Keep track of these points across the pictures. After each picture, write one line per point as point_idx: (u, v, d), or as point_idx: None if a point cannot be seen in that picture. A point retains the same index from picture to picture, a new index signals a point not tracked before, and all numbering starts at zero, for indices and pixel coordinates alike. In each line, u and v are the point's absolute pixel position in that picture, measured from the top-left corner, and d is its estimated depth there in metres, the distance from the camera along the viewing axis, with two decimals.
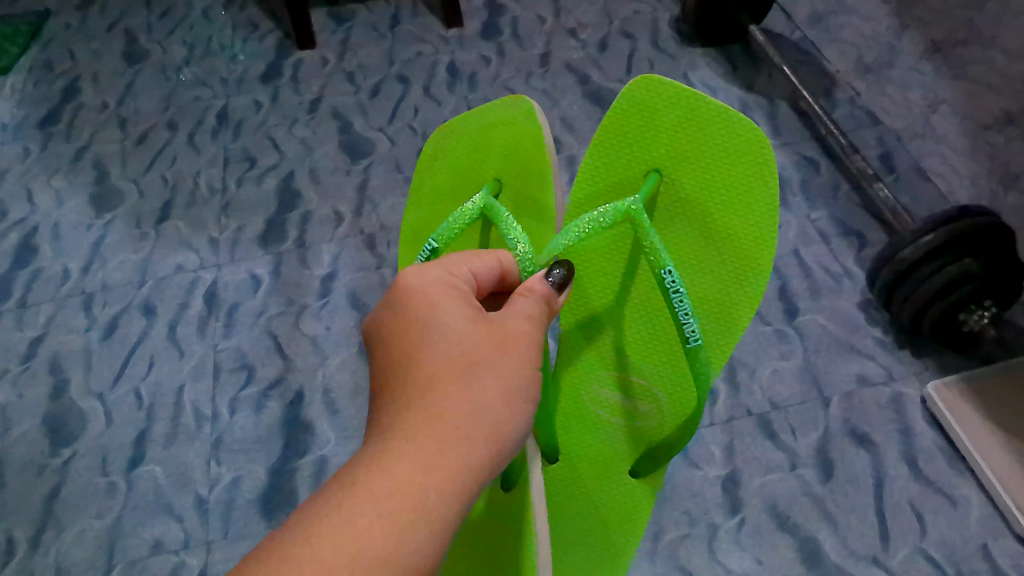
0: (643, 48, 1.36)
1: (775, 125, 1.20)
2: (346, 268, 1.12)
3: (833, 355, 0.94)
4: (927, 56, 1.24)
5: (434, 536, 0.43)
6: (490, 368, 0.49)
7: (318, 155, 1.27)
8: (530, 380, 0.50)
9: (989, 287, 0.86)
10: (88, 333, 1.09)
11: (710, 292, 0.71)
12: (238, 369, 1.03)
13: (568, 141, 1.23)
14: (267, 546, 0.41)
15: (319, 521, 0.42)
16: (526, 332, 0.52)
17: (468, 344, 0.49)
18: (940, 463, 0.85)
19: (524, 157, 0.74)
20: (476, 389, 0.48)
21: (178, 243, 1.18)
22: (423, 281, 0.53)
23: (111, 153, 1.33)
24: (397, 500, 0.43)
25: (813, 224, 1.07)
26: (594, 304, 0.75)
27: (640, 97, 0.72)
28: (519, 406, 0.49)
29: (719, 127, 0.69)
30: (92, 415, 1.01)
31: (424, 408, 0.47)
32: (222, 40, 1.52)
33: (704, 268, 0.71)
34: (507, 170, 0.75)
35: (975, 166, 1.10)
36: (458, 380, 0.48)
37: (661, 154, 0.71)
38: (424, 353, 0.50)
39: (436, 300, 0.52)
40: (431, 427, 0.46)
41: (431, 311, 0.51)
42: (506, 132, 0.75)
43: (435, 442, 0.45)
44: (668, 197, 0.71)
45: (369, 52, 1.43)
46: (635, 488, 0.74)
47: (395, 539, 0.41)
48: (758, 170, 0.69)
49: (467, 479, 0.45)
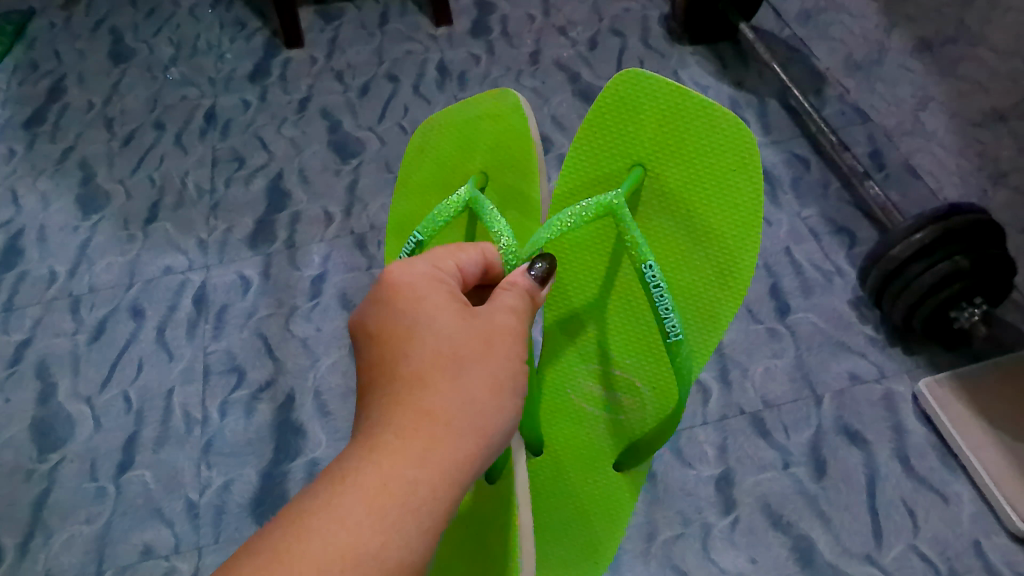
0: (634, 46, 1.36)
1: (765, 123, 1.21)
2: (337, 269, 1.11)
3: (825, 352, 0.94)
4: (916, 54, 1.24)
5: (424, 531, 0.42)
6: (477, 362, 0.48)
7: (308, 155, 1.26)
8: (518, 374, 0.50)
9: (980, 284, 0.87)
10: (75, 336, 1.08)
11: (692, 284, 0.71)
12: (227, 372, 1.02)
13: (558, 140, 1.23)
14: (253, 547, 0.40)
15: (308, 516, 0.41)
16: (512, 326, 0.51)
17: (456, 340, 0.49)
18: (932, 460, 0.85)
19: (507, 149, 0.74)
20: (464, 385, 0.47)
21: (166, 245, 1.17)
22: (409, 276, 0.52)
23: (98, 154, 1.32)
24: (386, 495, 0.42)
25: (804, 222, 1.07)
26: (576, 300, 0.75)
27: (625, 91, 0.71)
28: (507, 399, 0.49)
29: (703, 121, 0.69)
30: (80, 419, 0.99)
31: (411, 402, 0.47)
32: (209, 39, 1.51)
33: (686, 261, 0.71)
34: (493, 163, 0.75)
35: (963, 163, 1.10)
36: (446, 375, 0.47)
37: (644, 147, 0.71)
38: (413, 347, 0.49)
39: (422, 295, 0.51)
40: (421, 421, 0.46)
41: (417, 305, 0.51)
42: (491, 125, 0.75)
43: (425, 437, 0.45)
44: (651, 190, 0.71)
45: (358, 51, 1.43)
46: (618, 482, 0.74)
47: (384, 534, 0.41)
48: (742, 164, 0.69)
49: (457, 474, 0.45)
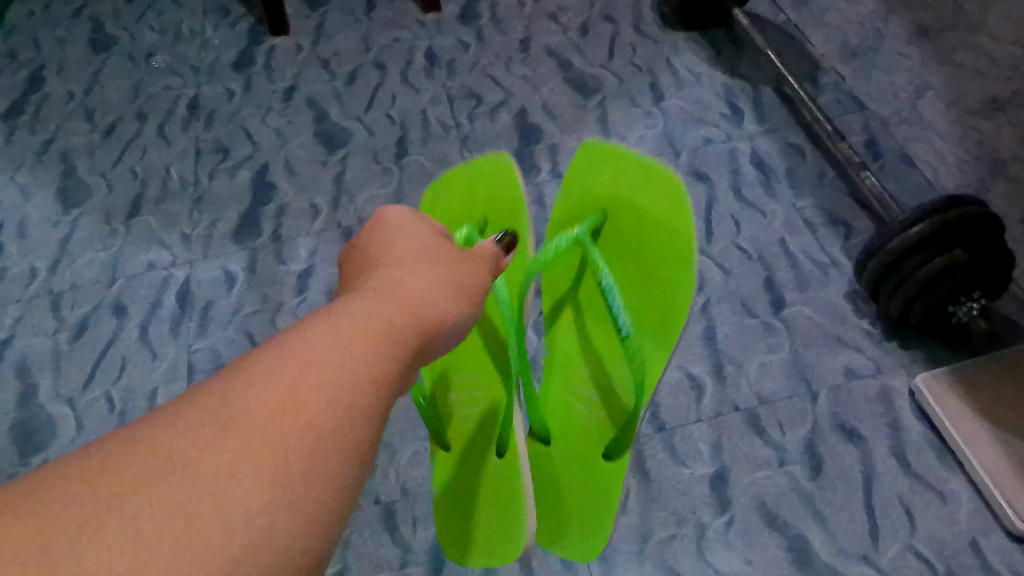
0: (626, 32, 1.33)
1: (759, 112, 1.19)
2: (324, 264, 1.09)
3: (821, 347, 0.93)
4: (913, 40, 1.22)
5: (387, 361, 0.43)
6: (430, 267, 0.51)
7: (294, 146, 1.24)
8: (481, 287, 0.53)
9: (978, 278, 0.85)
10: (57, 335, 1.05)
11: (651, 300, 0.75)
12: (213, 371, 1.00)
13: (549, 129, 1.21)
14: (232, 369, 0.41)
15: (286, 340, 0.43)
16: (480, 258, 0.55)
17: (429, 249, 0.52)
18: (929, 457, 0.84)
19: (499, 178, 0.78)
20: (434, 276, 0.50)
21: (150, 240, 1.15)
22: (393, 208, 0.57)
23: (79, 146, 1.29)
24: (358, 330, 0.43)
25: (799, 213, 1.06)
26: (564, 329, 0.82)
27: (586, 156, 0.78)
28: (470, 300, 0.51)
29: (642, 175, 0.75)
30: (62, 421, 0.97)
31: (366, 288, 0.48)
32: (192, 26, 1.47)
33: (647, 281, 0.75)
34: (492, 211, 0.77)
35: (962, 152, 1.08)
36: (419, 265, 0.50)
37: (601, 198, 0.77)
38: (389, 250, 0.52)
39: (402, 222, 0.55)
40: (391, 291, 0.47)
41: (396, 230, 0.54)
42: (489, 181, 0.79)
43: (396, 301, 0.47)
44: (612, 232, 0.77)
45: (344, 38, 1.39)
46: (609, 468, 0.74)
47: (354, 355, 0.42)
48: (678, 205, 0.74)
49: (420, 332, 0.46)
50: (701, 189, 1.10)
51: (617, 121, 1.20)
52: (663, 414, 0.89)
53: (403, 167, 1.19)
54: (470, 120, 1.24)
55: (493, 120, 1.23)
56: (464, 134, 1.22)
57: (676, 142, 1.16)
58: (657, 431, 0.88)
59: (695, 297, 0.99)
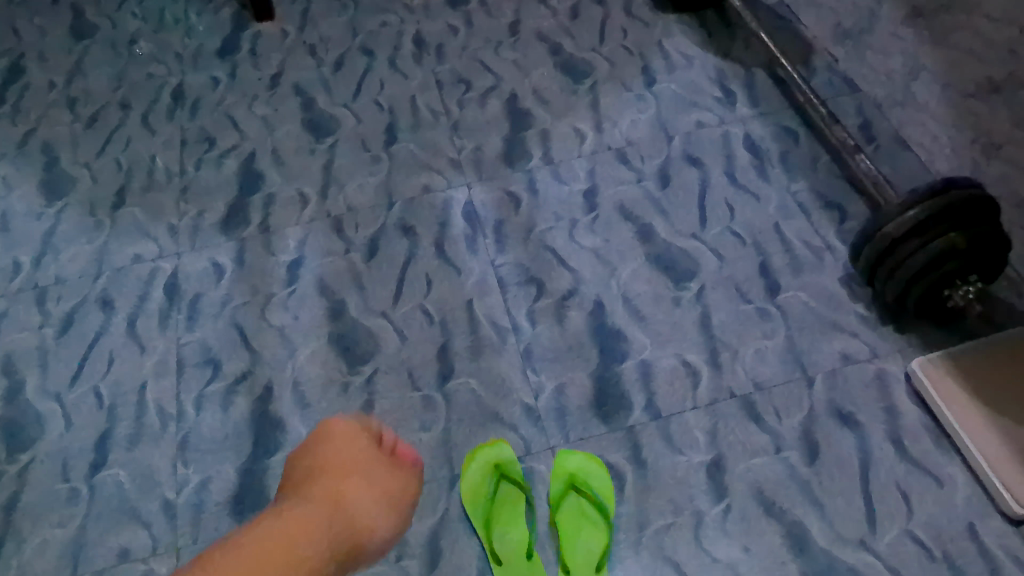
0: (617, 16, 1.31)
1: (752, 95, 1.17)
2: (313, 254, 1.07)
3: (816, 332, 0.93)
4: (907, 21, 1.21)
5: None
6: (363, 484, 0.70)
7: (281, 135, 1.21)
8: (399, 500, 0.72)
9: (975, 262, 0.85)
10: (43, 330, 1.04)
11: (597, 486, 0.83)
12: (202, 365, 0.98)
13: (541, 115, 1.19)
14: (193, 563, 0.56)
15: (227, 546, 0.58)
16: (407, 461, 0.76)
17: (359, 460, 0.73)
18: (926, 442, 0.84)
19: (512, 491, 0.84)
20: (364, 484, 0.70)
21: (136, 232, 1.13)
22: (338, 423, 0.77)
23: (61, 137, 1.26)
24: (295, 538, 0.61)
25: (794, 197, 1.05)
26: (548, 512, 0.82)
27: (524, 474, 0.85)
28: (389, 515, 0.70)
29: (568, 457, 0.85)
30: (50, 417, 0.96)
31: (293, 509, 0.64)
32: (176, 12, 1.45)
33: (590, 480, 0.84)
34: (492, 503, 0.83)
35: (956, 135, 1.07)
36: (357, 472, 0.71)
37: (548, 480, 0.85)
38: (331, 454, 0.73)
39: (341, 435, 0.75)
40: (326, 498, 0.67)
41: (341, 435, 0.75)
42: (484, 493, 0.84)
43: (326, 507, 0.65)
44: (572, 495, 0.83)
45: (331, 23, 1.37)
46: None
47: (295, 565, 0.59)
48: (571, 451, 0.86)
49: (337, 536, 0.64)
50: (695, 175, 1.09)
51: (609, 105, 1.19)
52: (658, 402, 0.89)
53: (392, 155, 1.17)
54: (460, 107, 1.22)
55: (483, 106, 1.21)
56: (454, 121, 1.20)
57: (669, 126, 1.15)
58: (653, 420, 0.88)
59: (690, 284, 0.98)
